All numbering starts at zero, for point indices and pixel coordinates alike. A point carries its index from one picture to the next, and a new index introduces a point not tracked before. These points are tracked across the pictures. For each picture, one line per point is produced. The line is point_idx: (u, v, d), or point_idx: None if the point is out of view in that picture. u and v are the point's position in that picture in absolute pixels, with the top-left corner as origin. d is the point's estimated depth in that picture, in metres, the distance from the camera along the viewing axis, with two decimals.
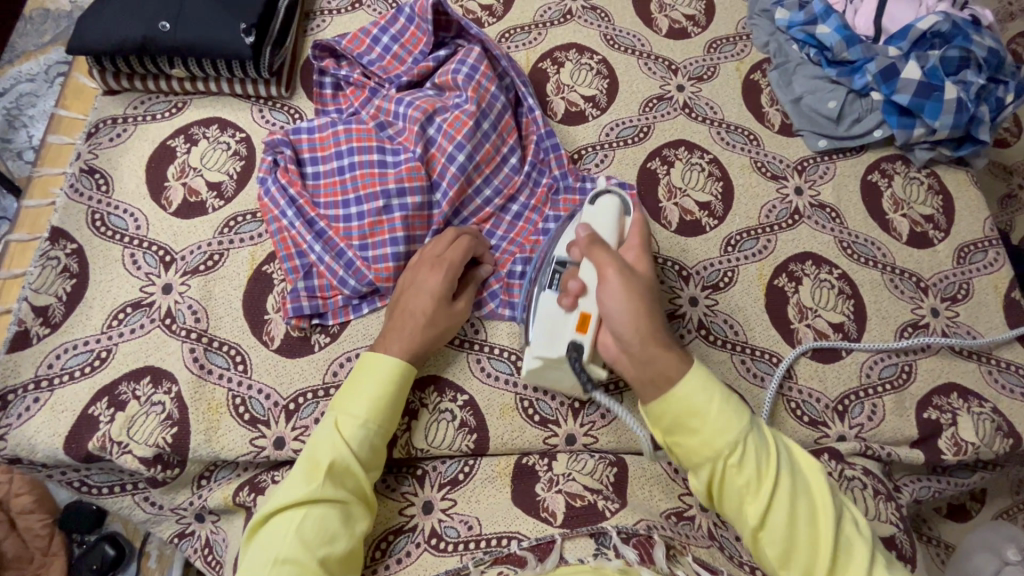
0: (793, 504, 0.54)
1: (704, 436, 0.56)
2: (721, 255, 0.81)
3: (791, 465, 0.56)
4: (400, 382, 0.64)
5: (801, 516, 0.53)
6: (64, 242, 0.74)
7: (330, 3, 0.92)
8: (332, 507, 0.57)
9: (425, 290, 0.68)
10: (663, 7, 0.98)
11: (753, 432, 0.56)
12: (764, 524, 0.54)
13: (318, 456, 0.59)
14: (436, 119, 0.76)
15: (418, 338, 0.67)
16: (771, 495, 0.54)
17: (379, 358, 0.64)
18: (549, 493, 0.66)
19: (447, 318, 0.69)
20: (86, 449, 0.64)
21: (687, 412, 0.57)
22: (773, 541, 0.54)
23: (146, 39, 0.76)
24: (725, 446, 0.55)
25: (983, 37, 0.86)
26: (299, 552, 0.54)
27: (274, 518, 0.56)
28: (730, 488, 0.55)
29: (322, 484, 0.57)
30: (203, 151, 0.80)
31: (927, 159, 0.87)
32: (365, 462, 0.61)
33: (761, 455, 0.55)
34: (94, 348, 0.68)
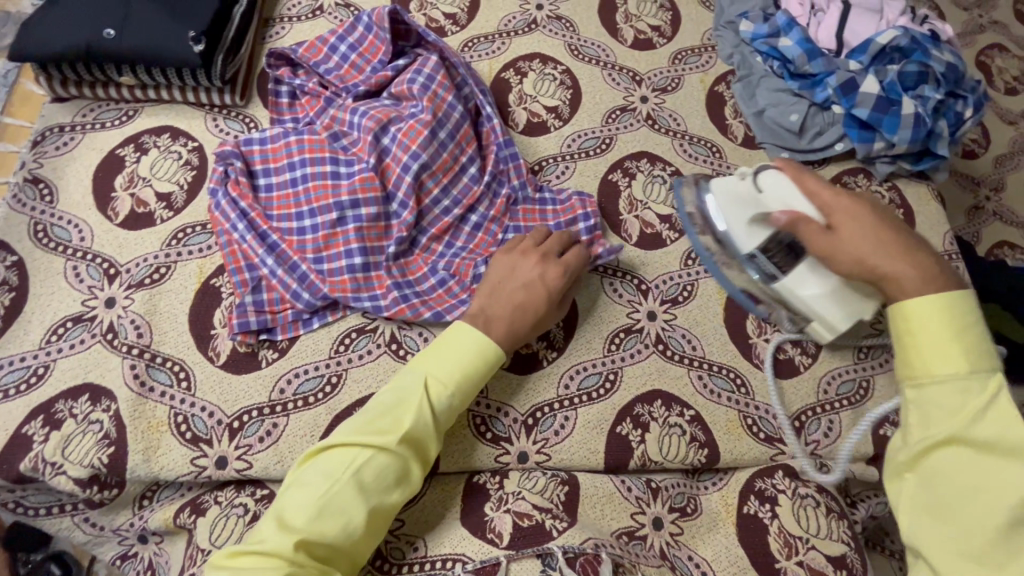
0: (978, 464, 0.50)
1: (908, 358, 0.56)
2: (681, 268, 0.80)
3: (999, 433, 0.50)
4: (489, 365, 0.64)
5: (974, 487, 0.50)
6: (5, 254, 0.71)
7: (290, 10, 0.91)
8: (394, 463, 0.57)
9: (536, 280, 0.68)
10: (628, 17, 0.98)
11: (962, 380, 0.53)
12: (919, 467, 0.53)
13: (400, 409, 0.59)
14: (391, 128, 0.75)
15: (525, 331, 0.67)
16: (954, 442, 0.52)
17: (480, 334, 0.64)
18: (498, 512, 0.64)
19: (549, 315, 0.69)
20: (18, 470, 0.62)
21: (904, 332, 0.57)
22: (925, 485, 0.53)
23: (90, 46, 0.75)
24: (920, 375, 0.55)
25: (942, 52, 0.86)
26: (353, 495, 0.55)
27: (339, 450, 0.57)
28: (912, 418, 0.55)
29: (397, 440, 0.57)
30: (154, 160, 0.78)
31: (888, 172, 0.87)
32: (439, 430, 0.61)
33: (963, 399, 0.52)
34: (31, 364, 0.66)
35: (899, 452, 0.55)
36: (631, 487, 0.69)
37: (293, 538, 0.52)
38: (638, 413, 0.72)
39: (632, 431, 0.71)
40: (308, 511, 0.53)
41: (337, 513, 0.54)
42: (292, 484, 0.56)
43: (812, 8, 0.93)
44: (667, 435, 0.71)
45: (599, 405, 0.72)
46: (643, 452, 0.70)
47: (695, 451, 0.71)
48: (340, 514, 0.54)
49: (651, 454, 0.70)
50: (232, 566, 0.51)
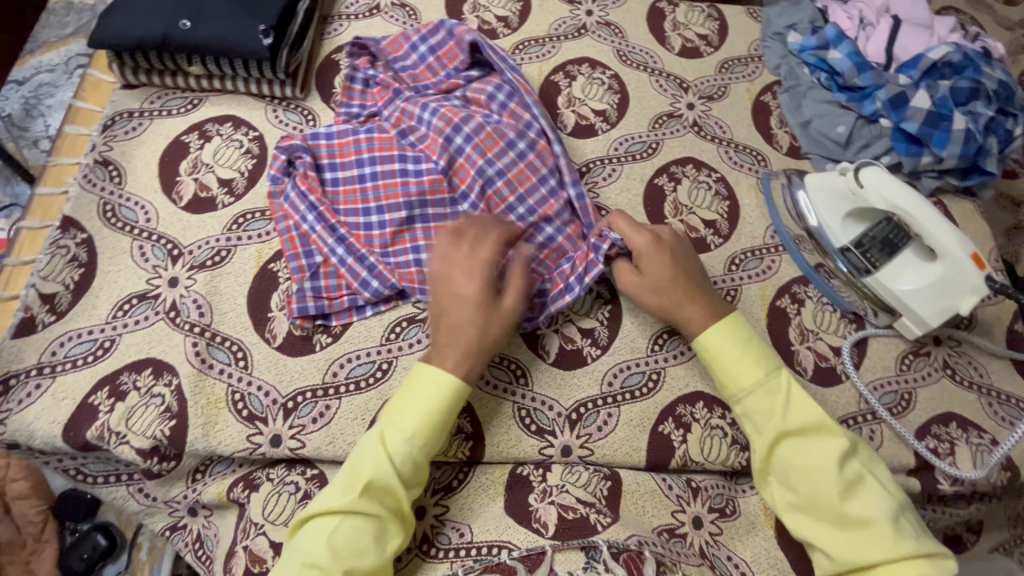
0: (806, 449, 0.62)
1: (729, 374, 0.67)
2: (725, 273, 0.81)
3: (803, 419, 0.63)
4: (453, 400, 0.62)
5: (810, 467, 0.61)
6: (75, 231, 0.75)
7: (348, 8, 0.94)
8: (367, 521, 0.57)
9: (466, 301, 0.65)
10: (676, 25, 0.99)
11: (767, 381, 0.65)
12: (771, 467, 0.64)
13: (359, 467, 0.59)
14: (462, 126, 0.75)
15: (473, 344, 0.64)
16: (785, 437, 0.63)
17: (434, 369, 0.62)
18: (542, 503, 0.67)
19: (495, 319, 0.65)
20: (85, 438, 0.65)
21: (721, 356, 0.67)
22: (785, 483, 0.63)
23: (166, 36, 0.78)
24: (739, 390, 0.66)
25: (993, 69, 0.87)
26: (329, 563, 0.55)
27: (317, 519, 0.58)
28: (750, 430, 0.66)
29: (361, 499, 0.57)
30: (217, 147, 0.81)
31: (934, 187, 0.87)
32: (407, 479, 0.60)
33: (771, 401, 0.64)
34: (97, 337, 0.69)
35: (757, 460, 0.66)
36: (672, 485, 0.70)
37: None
38: (680, 413, 0.73)
39: (674, 431, 0.72)
40: None
41: None
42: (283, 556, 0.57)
43: (861, 23, 0.95)
44: (709, 436, 0.72)
45: (641, 404, 0.73)
46: (684, 452, 0.71)
47: (736, 453, 0.71)
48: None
49: (692, 454, 0.71)
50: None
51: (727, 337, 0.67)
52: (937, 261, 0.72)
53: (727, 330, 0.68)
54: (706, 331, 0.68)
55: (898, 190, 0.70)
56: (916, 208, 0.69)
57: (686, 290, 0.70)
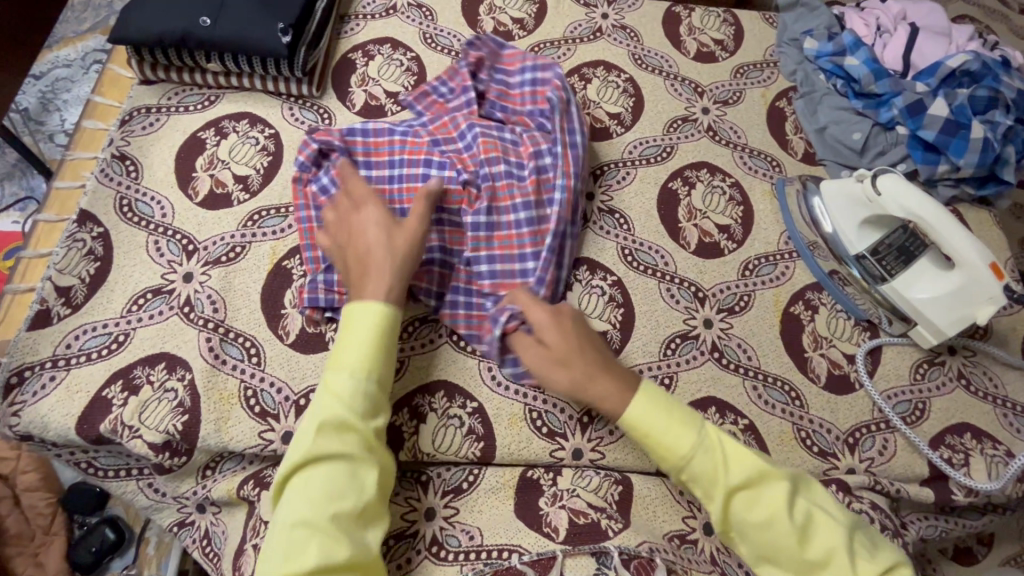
0: (757, 503, 0.58)
1: (662, 445, 0.60)
2: (739, 279, 0.81)
3: (748, 471, 0.59)
4: (388, 322, 0.61)
5: (766, 521, 0.57)
6: (91, 225, 0.75)
7: (365, 8, 0.94)
8: (335, 463, 0.55)
9: (369, 228, 0.66)
10: (692, 30, 0.99)
11: (700, 442, 0.60)
12: (732, 525, 0.59)
13: (310, 416, 0.58)
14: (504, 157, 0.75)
15: (387, 260, 0.64)
16: (735, 494, 0.58)
17: (358, 300, 0.62)
18: (553, 507, 0.66)
19: (403, 235, 0.66)
20: (98, 431, 0.65)
21: (647, 429, 0.61)
22: (747, 538, 0.59)
23: (186, 33, 0.78)
24: (679, 458, 0.60)
25: (1012, 79, 0.86)
26: (312, 514, 0.53)
27: (292, 483, 0.56)
28: (698, 493, 0.60)
29: (320, 440, 0.56)
30: (233, 144, 0.81)
31: (950, 196, 0.87)
32: (363, 411, 0.58)
33: (711, 461, 0.59)
34: (112, 331, 0.69)
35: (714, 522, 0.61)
36: (683, 490, 0.70)
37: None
38: None
39: None
40: (280, 556, 0.52)
41: (310, 541, 0.52)
42: (265, 543, 0.54)
43: (878, 30, 0.95)
44: None
45: None
46: None
47: None
48: (312, 538, 0.52)
49: None
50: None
51: (646, 406, 0.61)
52: (954, 270, 0.71)
53: (649, 398, 0.62)
54: (627, 409, 0.62)
55: (917, 198, 0.70)
56: (936, 217, 0.68)
57: (600, 365, 0.63)
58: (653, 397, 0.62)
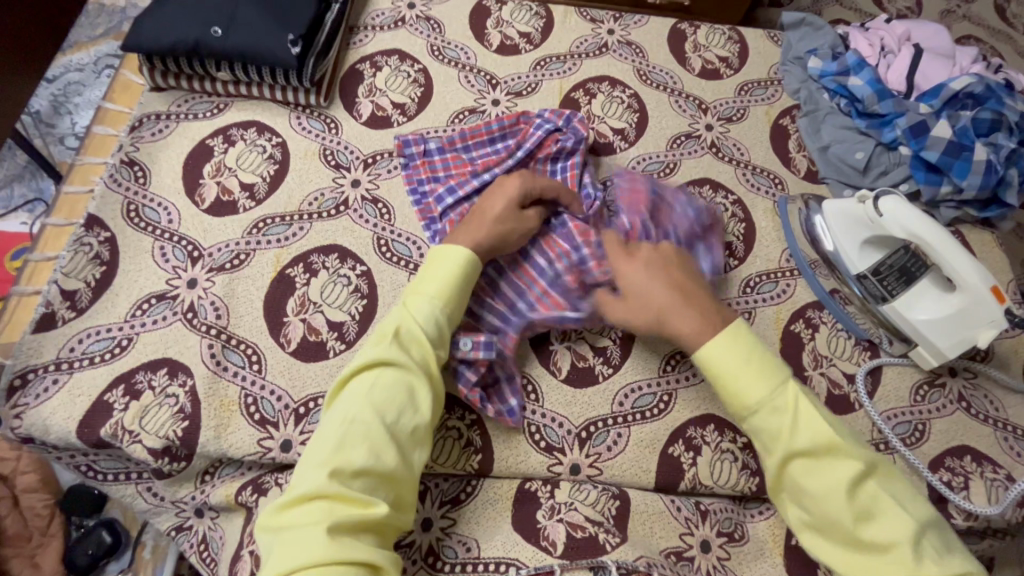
0: (817, 473, 0.57)
1: (732, 391, 0.61)
2: (741, 296, 0.81)
3: (810, 440, 0.57)
4: (468, 271, 0.66)
5: (822, 493, 0.56)
6: (99, 230, 0.76)
7: (374, 20, 0.95)
8: (402, 374, 0.58)
9: (502, 194, 0.71)
10: (697, 47, 1.00)
11: (773, 394, 0.59)
12: (786, 487, 0.60)
13: (389, 324, 0.62)
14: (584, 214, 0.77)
15: (486, 232, 0.69)
16: (795, 458, 0.58)
17: (449, 246, 0.67)
18: (551, 521, 0.66)
19: (512, 230, 0.71)
20: (98, 435, 0.65)
21: (720, 374, 0.61)
22: (799, 504, 0.59)
23: (197, 42, 0.79)
24: (744, 408, 0.60)
25: (1015, 102, 0.87)
26: (368, 415, 0.55)
27: (355, 381, 0.58)
28: (758, 446, 0.61)
29: (394, 348, 0.59)
30: (240, 152, 0.82)
31: (952, 217, 0.87)
32: (434, 337, 0.62)
33: (778, 423, 0.58)
34: (115, 335, 0.70)
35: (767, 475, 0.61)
36: (680, 506, 0.70)
37: (324, 472, 0.52)
38: (690, 435, 0.72)
39: (684, 453, 0.71)
40: (328, 447, 0.54)
41: (362, 439, 0.54)
42: (318, 431, 0.56)
43: (882, 50, 0.96)
44: (719, 460, 0.71)
45: (652, 423, 0.73)
46: (694, 474, 0.71)
47: (746, 478, 0.71)
48: (365, 440, 0.54)
49: (702, 477, 0.71)
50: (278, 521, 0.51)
51: (722, 351, 0.61)
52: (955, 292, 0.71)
53: (732, 342, 0.62)
54: (709, 339, 0.62)
55: (918, 219, 0.70)
56: (938, 240, 0.68)
57: (682, 295, 0.66)
58: (726, 349, 0.61)
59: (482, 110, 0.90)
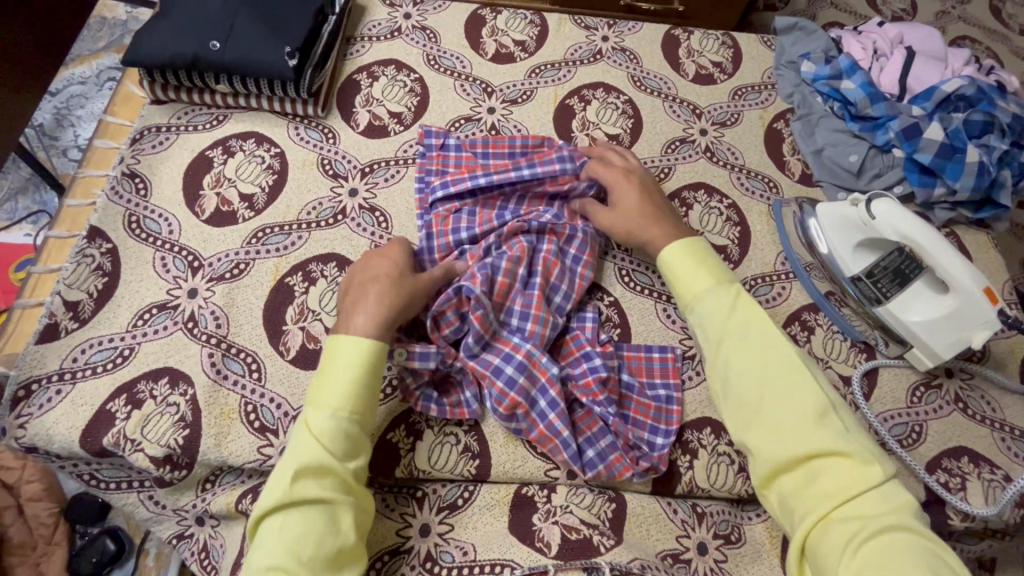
0: (751, 352, 0.62)
1: (685, 287, 0.69)
2: None
3: (746, 320, 0.64)
4: (372, 359, 0.61)
5: (749, 369, 0.61)
6: (101, 241, 0.77)
7: (371, 30, 0.96)
8: (313, 506, 0.55)
9: (385, 261, 0.69)
10: (691, 53, 1.01)
11: (715, 288, 0.67)
12: (716, 375, 0.64)
13: (289, 456, 0.57)
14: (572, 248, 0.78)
15: (381, 302, 0.64)
16: (728, 341, 0.63)
17: (347, 335, 0.62)
18: (546, 523, 0.67)
19: (416, 289, 0.68)
20: (101, 444, 0.66)
21: (676, 272, 0.70)
22: (726, 387, 0.62)
23: (196, 56, 0.81)
24: (692, 293, 0.68)
25: (1007, 103, 0.87)
26: (286, 559, 0.52)
27: (266, 525, 0.55)
28: (700, 336, 0.66)
29: (296, 486, 0.55)
30: (239, 163, 0.83)
31: (947, 218, 0.87)
32: (341, 452, 0.58)
33: (720, 305, 0.65)
34: (117, 345, 0.71)
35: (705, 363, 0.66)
36: (677, 509, 0.70)
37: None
38: (687, 439, 0.72)
39: (681, 456, 0.72)
40: None
41: None
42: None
43: (875, 54, 0.96)
44: (716, 463, 0.71)
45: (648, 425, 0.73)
46: (690, 478, 0.71)
47: (742, 481, 0.71)
48: None
49: (698, 481, 0.71)
50: None
51: (682, 251, 0.70)
52: (948, 294, 0.72)
53: (691, 248, 0.71)
54: (665, 251, 0.72)
55: (909, 224, 0.71)
56: (930, 245, 0.69)
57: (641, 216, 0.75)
58: (695, 253, 0.70)
59: (478, 118, 0.91)
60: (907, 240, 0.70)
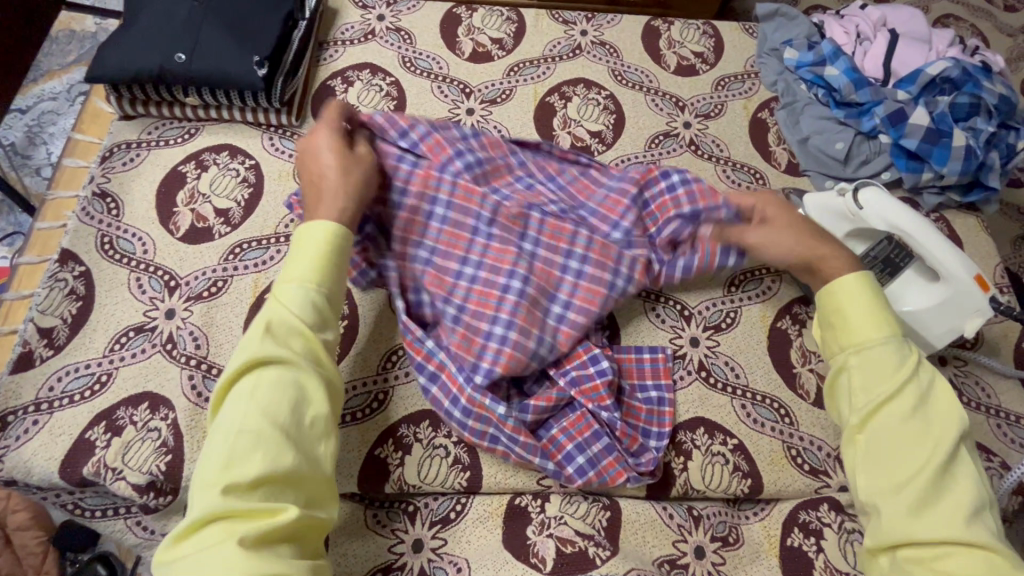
0: (918, 419, 0.56)
1: (847, 330, 0.62)
2: (725, 295, 0.80)
3: (928, 387, 0.58)
4: (338, 236, 0.61)
5: (914, 437, 0.55)
6: (73, 264, 0.75)
7: (343, 34, 0.94)
8: (280, 371, 0.54)
9: (325, 148, 0.68)
10: (672, 43, 0.99)
11: (896, 343, 0.60)
12: (866, 428, 0.57)
13: (260, 323, 0.56)
14: (558, 295, 0.71)
15: (341, 189, 0.65)
16: (894, 402, 0.57)
17: (312, 221, 0.62)
18: (540, 536, 0.66)
19: (359, 166, 0.68)
20: (81, 473, 0.64)
21: (833, 310, 0.63)
22: (878, 444, 0.56)
23: (161, 69, 0.79)
24: (871, 339, 0.60)
25: (994, 83, 0.86)
26: (254, 421, 0.51)
27: (232, 393, 0.54)
28: (858, 386, 0.59)
29: (270, 346, 0.54)
30: (213, 177, 0.81)
31: (935, 203, 0.86)
32: (313, 323, 0.58)
33: (898, 360, 0.58)
34: (95, 371, 0.69)
35: (849, 417, 0.59)
36: (673, 513, 0.69)
37: (216, 490, 0.48)
38: (680, 440, 0.71)
39: (675, 459, 0.70)
40: (217, 463, 0.49)
41: (254, 446, 0.50)
42: (204, 447, 0.52)
43: (858, 37, 0.95)
44: (711, 464, 0.70)
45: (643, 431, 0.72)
46: (685, 481, 0.70)
47: (738, 481, 0.70)
48: (257, 445, 0.50)
49: (694, 483, 0.70)
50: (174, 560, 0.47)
51: (843, 290, 0.63)
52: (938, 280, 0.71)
53: (865, 289, 0.63)
54: (840, 278, 0.64)
55: (897, 211, 0.70)
56: (913, 227, 0.69)
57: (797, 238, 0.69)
58: (856, 292, 0.63)
59: (456, 120, 0.89)
60: (896, 229, 0.70)
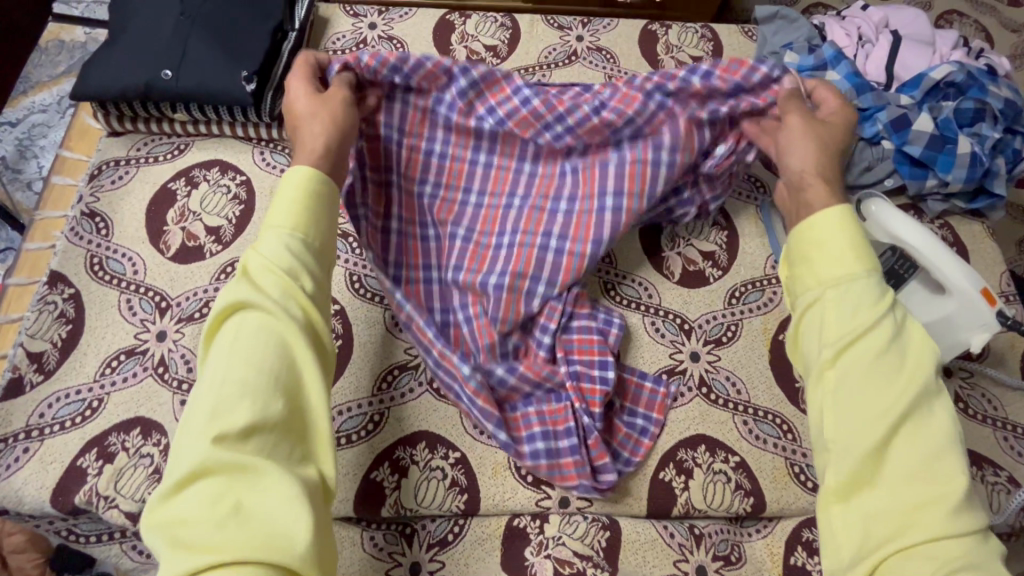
0: (892, 352, 0.51)
1: (822, 264, 0.56)
2: (725, 308, 0.79)
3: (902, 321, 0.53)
4: (321, 183, 0.58)
5: (887, 375, 0.50)
6: (62, 287, 0.74)
7: (335, 43, 0.92)
8: (264, 318, 0.51)
9: (301, 95, 0.66)
10: (669, 48, 0.97)
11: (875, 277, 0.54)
12: (836, 363, 0.52)
13: (242, 273, 0.53)
14: (548, 243, 0.72)
15: (318, 131, 0.62)
16: (867, 334, 0.51)
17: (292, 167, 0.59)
18: (538, 558, 0.66)
19: (334, 106, 0.65)
20: (73, 503, 0.63)
21: (810, 243, 0.57)
22: (850, 379, 0.51)
23: (148, 86, 0.77)
24: (847, 270, 0.54)
25: (999, 87, 0.84)
26: (242, 372, 0.48)
27: (216, 342, 0.51)
28: (829, 321, 0.53)
29: (252, 293, 0.51)
30: (204, 193, 0.80)
31: (939, 210, 0.85)
32: (296, 268, 0.54)
33: (875, 293, 0.53)
34: (86, 397, 0.68)
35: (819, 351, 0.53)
36: (673, 532, 0.68)
37: (204, 439, 0.45)
38: (681, 458, 0.70)
39: (676, 477, 0.69)
40: (204, 415, 0.46)
41: (244, 395, 0.47)
42: (191, 397, 0.49)
43: (859, 40, 0.93)
44: (712, 482, 0.69)
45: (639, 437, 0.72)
46: (686, 500, 0.68)
47: (740, 499, 0.69)
48: (246, 394, 0.47)
49: (695, 502, 0.68)
50: (162, 516, 0.44)
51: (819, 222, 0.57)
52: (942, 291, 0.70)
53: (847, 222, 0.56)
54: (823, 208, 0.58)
55: (903, 225, 0.70)
56: (916, 237, 0.69)
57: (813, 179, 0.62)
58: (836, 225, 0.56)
59: None
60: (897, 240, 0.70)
